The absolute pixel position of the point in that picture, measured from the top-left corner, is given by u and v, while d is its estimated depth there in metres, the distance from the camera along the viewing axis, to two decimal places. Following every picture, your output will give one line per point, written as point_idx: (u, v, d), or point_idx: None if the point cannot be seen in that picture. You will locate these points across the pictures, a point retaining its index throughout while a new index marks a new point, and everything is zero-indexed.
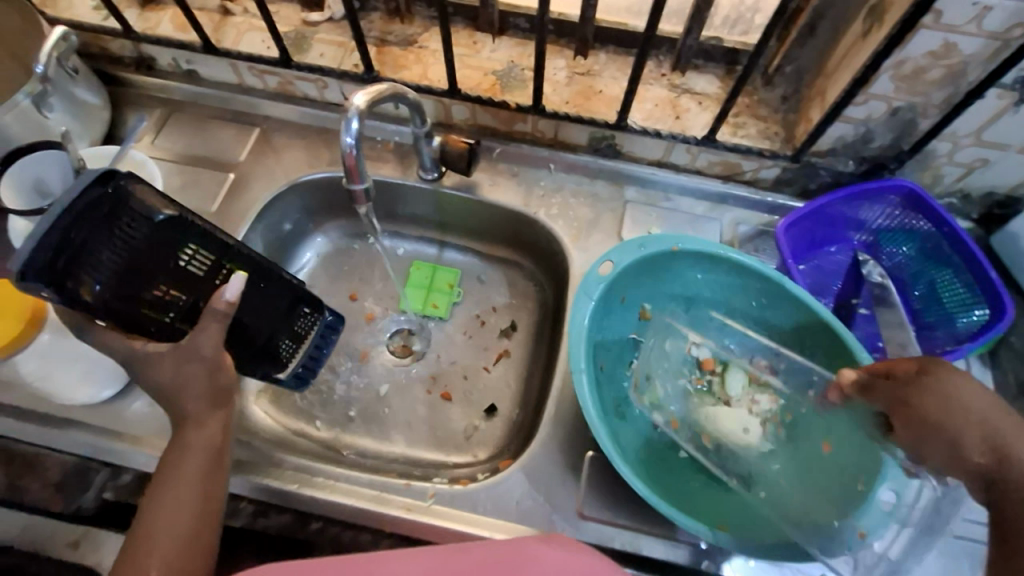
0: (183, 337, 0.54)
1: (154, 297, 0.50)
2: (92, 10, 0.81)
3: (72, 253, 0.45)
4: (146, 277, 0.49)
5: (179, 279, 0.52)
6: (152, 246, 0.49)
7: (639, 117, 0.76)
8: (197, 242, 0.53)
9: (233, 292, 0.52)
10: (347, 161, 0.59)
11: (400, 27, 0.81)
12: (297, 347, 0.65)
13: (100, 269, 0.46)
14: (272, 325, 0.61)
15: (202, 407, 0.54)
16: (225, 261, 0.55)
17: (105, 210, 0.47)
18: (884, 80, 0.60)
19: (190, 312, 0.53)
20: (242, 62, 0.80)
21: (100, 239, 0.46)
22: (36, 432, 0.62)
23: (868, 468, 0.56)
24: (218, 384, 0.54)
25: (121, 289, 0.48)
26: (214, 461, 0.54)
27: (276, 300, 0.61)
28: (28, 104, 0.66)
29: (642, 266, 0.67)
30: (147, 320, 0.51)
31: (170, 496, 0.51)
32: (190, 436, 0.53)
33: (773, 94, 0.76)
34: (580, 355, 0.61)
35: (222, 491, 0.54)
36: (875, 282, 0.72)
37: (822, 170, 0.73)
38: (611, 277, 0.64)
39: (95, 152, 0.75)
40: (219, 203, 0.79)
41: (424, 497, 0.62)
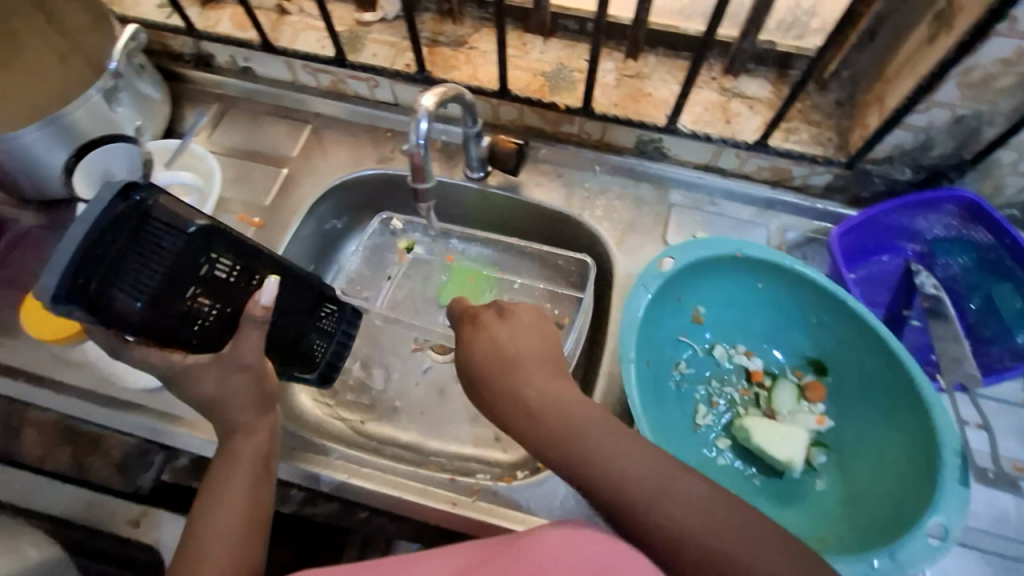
0: (224, 346, 0.53)
1: (189, 310, 0.50)
2: (157, 9, 0.84)
3: (105, 274, 0.45)
4: (181, 292, 0.48)
5: (212, 290, 0.50)
6: (183, 260, 0.48)
7: (688, 120, 0.75)
8: (225, 251, 0.51)
9: (269, 296, 0.51)
10: (414, 160, 0.60)
11: (451, 28, 0.82)
12: (326, 344, 0.66)
13: (136, 287, 0.46)
14: (303, 324, 0.62)
15: (253, 416, 0.55)
16: (255, 268, 0.54)
17: (133, 226, 0.45)
18: (950, 87, 0.59)
19: (228, 320, 0.53)
20: (298, 61, 0.82)
21: (132, 256, 0.45)
22: (100, 412, 0.65)
23: (917, 505, 0.55)
24: (266, 391, 0.55)
25: (160, 305, 0.47)
26: (262, 466, 0.55)
27: (305, 293, 0.61)
28: (99, 98, 0.68)
29: (703, 265, 0.68)
30: (186, 332, 0.50)
31: (220, 503, 0.52)
32: (239, 444, 0.55)
33: (826, 99, 0.75)
34: (632, 344, 0.62)
35: (269, 497, 0.54)
36: (927, 293, 0.70)
37: (877, 178, 0.72)
38: (670, 274, 0.66)
39: (161, 147, 0.79)
40: (272, 198, 0.81)
41: (467, 493, 0.63)
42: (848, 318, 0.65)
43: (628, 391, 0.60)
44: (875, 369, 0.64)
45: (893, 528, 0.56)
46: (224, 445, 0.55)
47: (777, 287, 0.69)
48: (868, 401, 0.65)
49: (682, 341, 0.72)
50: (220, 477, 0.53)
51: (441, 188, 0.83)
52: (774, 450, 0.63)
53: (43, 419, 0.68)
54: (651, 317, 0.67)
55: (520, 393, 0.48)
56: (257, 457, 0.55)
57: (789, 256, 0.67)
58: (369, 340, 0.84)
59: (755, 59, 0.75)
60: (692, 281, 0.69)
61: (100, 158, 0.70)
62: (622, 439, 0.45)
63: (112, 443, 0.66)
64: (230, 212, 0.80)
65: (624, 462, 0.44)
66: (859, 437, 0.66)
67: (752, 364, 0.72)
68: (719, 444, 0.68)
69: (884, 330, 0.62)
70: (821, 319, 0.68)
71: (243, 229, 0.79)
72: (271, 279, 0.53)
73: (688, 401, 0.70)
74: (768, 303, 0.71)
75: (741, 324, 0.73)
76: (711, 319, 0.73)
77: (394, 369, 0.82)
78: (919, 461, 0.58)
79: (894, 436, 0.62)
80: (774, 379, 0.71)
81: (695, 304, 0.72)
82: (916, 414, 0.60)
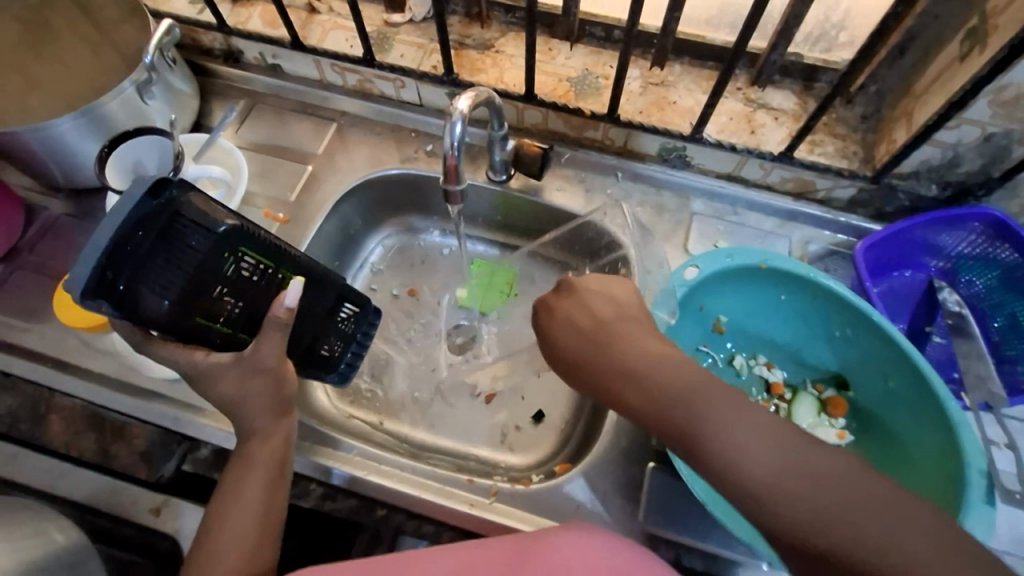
0: (246, 346, 0.54)
1: (213, 308, 0.49)
2: (188, 4, 0.85)
3: (133, 270, 0.44)
4: (206, 292, 0.48)
5: (235, 289, 0.50)
6: (209, 260, 0.47)
7: (713, 129, 0.75)
8: (249, 250, 0.50)
9: (292, 299, 0.51)
10: (448, 163, 0.61)
11: (479, 31, 0.83)
12: (343, 345, 0.67)
13: (163, 285, 0.45)
14: (321, 326, 0.62)
15: (269, 420, 0.56)
16: (276, 268, 0.53)
17: (163, 224, 0.45)
18: (981, 104, 0.58)
19: (250, 320, 0.53)
20: (327, 59, 0.82)
21: (160, 254, 0.45)
22: (125, 402, 0.66)
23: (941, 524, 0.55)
24: (281, 396, 0.55)
25: (185, 304, 0.47)
26: (276, 473, 0.56)
27: (322, 296, 0.60)
28: (132, 91, 0.69)
29: (726, 275, 0.68)
30: (211, 333, 0.50)
31: (232, 508, 0.53)
32: (253, 449, 0.56)
33: (852, 112, 0.74)
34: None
35: (282, 501, 0.55)
36: (950, 310, 0.71)
37: (902, 193, 0.72)
38: (694, 282, 0.66)
39: (193, 140, 0.80)
40: (297, 193, 0.82)
41: (485, 495, 0.64)
42: (871, 335, 0.65)
43: None
44: (899, 386, 0.64)
45: None
46: (241, 450, 0.56)
47: (800, 300, 0.69)
48: (892, 417, 0.66)
49: (702, 350, 0.72)
50: (234, 482, 0.54)
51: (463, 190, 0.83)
52: None
53: (67, 406, 0.70)
54: (675, 325, 0.67)
55: (607, 361, 0.49)
56: (272, 463, 0.55)
57: (814, 269, 0.67)
58: (387, 337, 0.85)
59: (781, 70, 0.75)
60: (714, 290, 0.70)
61: (131, 149, 0.70)
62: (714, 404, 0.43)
63: (136, 433, 0.68)
64: (256, 207, 0.81)
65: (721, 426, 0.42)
66: (882, 451, 0.66)
67: (772, 376, 0.72)
68: None
69: (909, 348, 0.61)
70: (845, 334, 0.68)
71: (269, 224, 0.80)
72: (294, 281, 0.53)
73: None
74: (791, 315, 0.71)
75: (762, 336, 0.74)
76: (732, 329, 0.74)
77: (413, 369, 0.83)
78: (944, 478, 0.57)
79: (919, 454, 0.62)
80: (794, 392, 0.72)
81: (716, 315, 0.72)
82: (941, 434, 0.59)
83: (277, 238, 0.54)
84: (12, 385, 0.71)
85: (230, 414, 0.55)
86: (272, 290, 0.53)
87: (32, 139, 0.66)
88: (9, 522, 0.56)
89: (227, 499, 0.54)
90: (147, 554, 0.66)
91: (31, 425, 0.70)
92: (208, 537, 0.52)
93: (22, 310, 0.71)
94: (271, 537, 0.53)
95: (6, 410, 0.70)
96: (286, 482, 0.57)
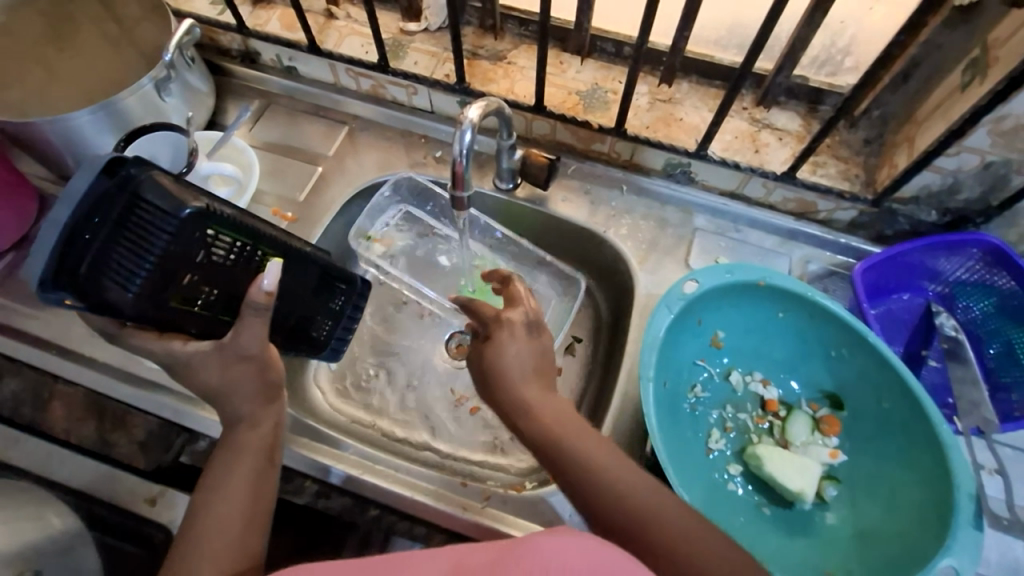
0: (225, 332, 0.55)
1: (187, 293, 0.50)
2: (209, 5, 0.87)
3: (93, 258, 0.45)
4: (176, 279, 0.48)
5: (210, 272, 0.51)
6: (177, 244, 0.47)
7: (718, 147, 0.77)
8: (223, 231, 0.50)
9: (271, 281, 0.51)
10: (455, 168, 0.61)
11: (492, 43, 0.84)
12: (333, 326, 0.68)
13: (127, 273, 0.46)
14: (310, 307, 0.63)
15: (256, 407, 0.56)
16: (253, 247, 0.54)
17: (120, 208, 0.45)
18: (981, 134, 0.60)
19: (229, 303, 0.54)
20: (341, 64, 0.84)
21: (120, 240, 0.45)
22: (128, 392, 0.68)
23: (935, 544, 0.56)
24: (267, 383, 0.56)
25: (154, 291, 0.47)
26: (264, 462, 0.56)
27: (306, 276, 0.61)
28: (151, 88, 0.71)
29: (728, 290, 0.69)
30: (187, 319, 0.51)
31: (220, 499, 0.53)
32: (244, 436, 0.56)
33: (855, 136, 0.75)
34: (651, 363, 0.63)
35: (270, 491, 0.56)
36: (948, 335, 0.71)
37: (902, 217, 0.73)
38: (693, 296, 0.67)
39: (207, 138, 0.82)
40: (306, 193, 0.84)
41: (478, 498, 0.65)
42: (868, 354, 0.66)
43: (646, 408, 0.61)
44: (893, 408, 0.65)
45: (911, 563, 0.56)
46: (231, 438, 0.57)
47: (799, 317, 0.70)
48: (883, 439, 0.66)
49: (699, 364, 0.73)
50: (222, 473, 0.55)
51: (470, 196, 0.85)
52: (785, 480, 0.64)
53: (70, 393, 0.71)
54: (672, 337, 0.68)
55: (523, 396, 0.56)
56: (260, 452, 0.56)
57: (811, 288, 0.68)
58: (387, 337, 0.86)
59: (787, 92, 0.76)
60: (712, 304, 0.70)
61: (148, 143, 0.67)
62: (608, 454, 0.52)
63: (136, 422, 0.69)
64: (265, 205, 0.83)
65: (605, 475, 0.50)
66: (872, 470, 0.66)
67: (768, 393, 0.72)
68: (730, 469, 0.68)
69: (903, 370, 0.63)
70: (841, 353, 0.69)
71: (277, 222, 0.81)
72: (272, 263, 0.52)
73: (701, 424, 0.71)
74: (788, 333, 0.72)
75: (759, 352, 0.74)
76: (729, 344, 0.74)
77: (413, 372, 0.83)
78: (933, 500, 0.59)
79: (910, 476, 0.62)
80: (789, 410, 0.71)
81: (715, 329, 0.72)
82: (932, 456, 0.60)
83: (253, 217, 0.55)
84: (16, 370, 0.72)
85: (229, 407, 0.56)
86: (250, 269, 0.54)
87: (50, 130, 0.67)
88: (6, 505, 0.57)
89: (215, 489, 0.54)
90: (141, 544, 0.66)
91: (31, 410, 0.71)
92: (197, 531, 0.51)
93: (30, 296, 0.72)
94: (259, 527, 0.54)
95: (10, 395, 0.71)
96: (275, 471, 0.57)
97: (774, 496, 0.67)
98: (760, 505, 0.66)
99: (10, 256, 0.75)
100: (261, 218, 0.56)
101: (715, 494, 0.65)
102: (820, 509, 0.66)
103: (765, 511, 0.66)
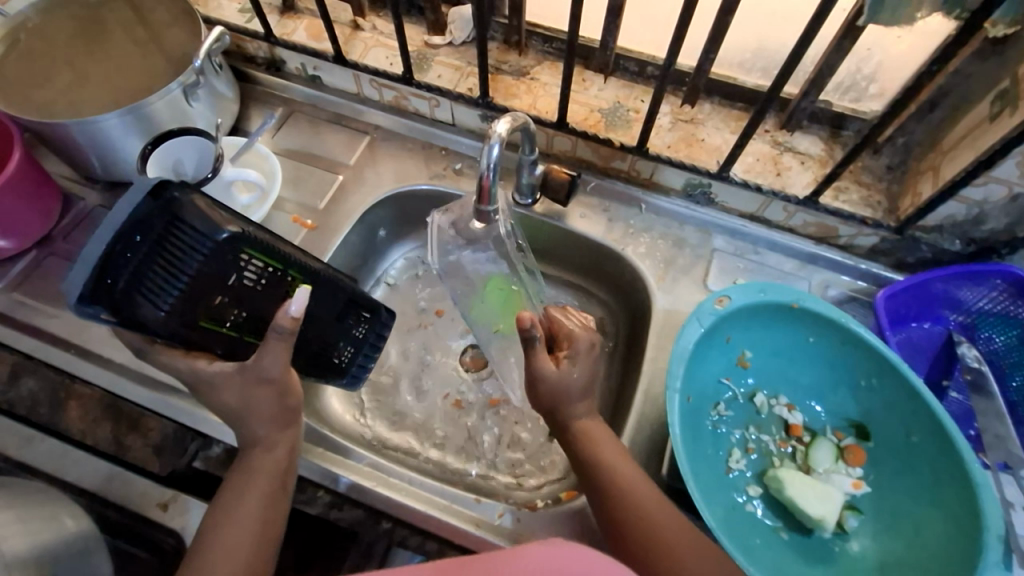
0: (248, 355, 0.55)
1: (215, 312, 0.50)
2: (238, 13, 0.88)
3: (130, 276, 0.45)
4: (207, 299, 0.49)
5: (239, 293, 0.51)
6: (210, 265, 0.48)
7: (740, 169, 0.76)
8: (255, 254, 0.51)
9: (298, 306, 0.50)
10: (482, 182, 0.62)
11: (515, 58, 0.85)
12: (355, 351, 0.68)
13: (159, 290, 0.46)
14: (332, 332, 0.63)
15: (273, 429, 0.57)
16: (284, 270, 0.54)
17: (161, 229, 0.45)
18: (1010, 165, 0.59)
19: (257, 325, 0.54)
20: (366, 74, 0.85)
21: (157, 260, 0.46)
22: (145, 395, 0.68)
23: None
24: (285, 405, 0.56)
25: (183, 310, 0.48)
26: (277, 485, 0.56)
27: (333, 301, 0.61)
28: (179, 93, 0.71)
29: (758, 310, 0.69)
30: (213, 341, 0.51)
31: (232, 519, 0.53)
32: (257, 458, 0.56)
33: (878, 162, 0.75)
34: (678, 375, 0.63)
35: (280, 515, 0.56)
36: (969, 366, 0.70)
37: (924, 245, 0.72)
38: (725, 312, 0.67)
39: (232, 143, 0.83)
40: (326, 201, 0.84)
41: (491, 516, 0.64)
42: (897, 385, 0.65)
43: (670, 417, 0.61)
44: (921, 442, 0.64)
45: None
46: (246, 455, 0.57)
47: (829, 341, 0.69)
48: (909, 473, 0.65)
49: (725, 382, 0.72)
50: (235, 490, 0.55)
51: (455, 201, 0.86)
52: (806, 505, 0.63)
53: (86, 394, 0.71)
54: (697, 354, 0.67)
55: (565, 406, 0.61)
56: (273, 473, 0.56)
57: (844, 314, 0.68)
58: (399, 349, 0.85)
59: (810, 116, 0.76)
60: (742, 323, 0.70)
61: (171, 148, 0.72)
62: (623, 460, 0.59)
63: (151, 426, 0.69)
64: (286, 212, 0.83)
65: (621, 479, 0.57)
66: (894, 503, 0.65)
67: (792, 417, 0.72)
68: (749, 490, 0.68)
69: (936, 404, 0.62)
70: (870, 383, 0.68)
71: (297, 230, 0.82)
72: (301, 288, 0.52)
73: (723, 442, 0.70)
74: (816, 358, 0.71)
75: (786, 376, 0.73)
76: (756, 365, 0.73)
77: (427, 383, 0.83)
78: (957, 537, 0.58)
79: (933, 513, 0.61)
80: (813, 436, 0.71)
81: (743, 349, 0.72)
82: (959, 492, 0.59)
83: (286, 243, 0.55)
84: (33, 368, 0.72)
85: (239, 419, 0.56)
86: (279, 292, 0.54)
87: (78, 132, 0.68)
88: (21, 505, 0.57)
89: (229, 507, 0.54)
90: (152, 550, 0.66)
91: (47, 410, 0.70)
92: (206, 540, 0.52)
93: (51, 294, 0.73)
94: (267, 551, 0.54)
95: (27, 394, 0.71)
96: (287, 493, 0.57)
97: (793, 520, 0.66)
98: (777, 530, 0.65)
99: (31, 253, 0.76)
100: (292, 243, 0.56)
101: (732, 515, 0.64)
102: (841, 538, 0.65)
103: (781, 536, 0.65)
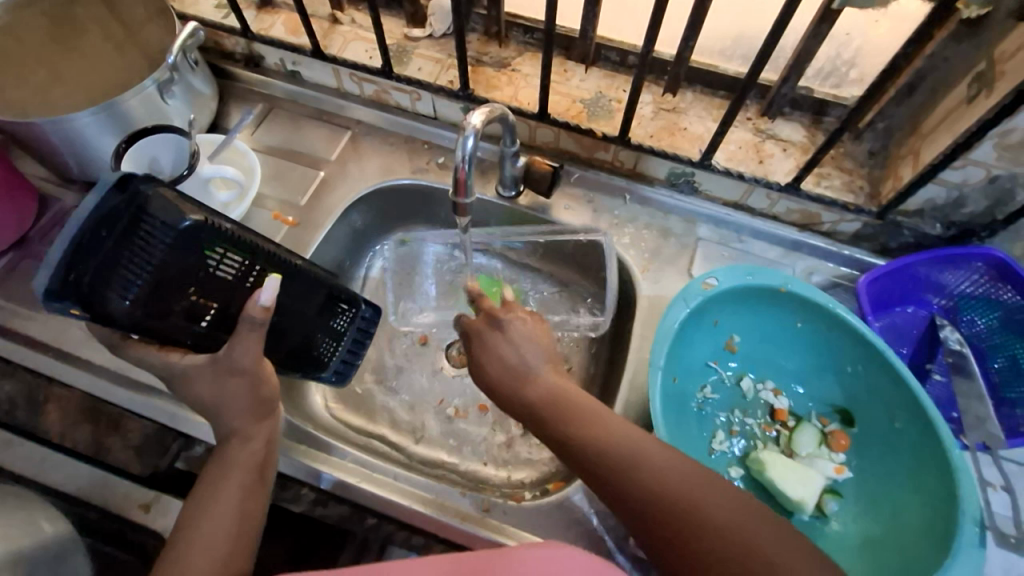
0: (220, 347, 0.54)
1: (184, 304, 0.49)
2: (214, 9, 0.87)
3: (97, 269, 0.44)
4: (175, 290, 0.48)
5: (209, 284, 0.50)
6: (175, 255, 0.47)
7: (722, 157, 0.76)
8: (225, 246, 0.51)
9: (268, 297, 0.49)
10: (458, 175, 0.62)
11: (497, 49, 0.84)
12: (335, 346, 0.67)
13: (126, 283, 0.45)
14: (311, 326, 0.62)
15: (248, 421, 0.56)
16: (258, 263, 0.54)
17: (127, 221, 0.45)
18: (987, 147, 0.59)
19: (225, 319, 0.53)
20: (345, 69, 0.84)
21: (124, 253, 0.45)
22: (124, 395, 0.67)
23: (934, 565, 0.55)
24: (259, 401, 0.55)
25: (150, 302, 0.47)
26: (255, 479, 0.55)
27: (313, 295, 0.61)
28: (153, 90, 0.70)
29: (745, 292, 0.69)
30: (182, 334, 0.51)
31: (209, 512, 0.52)
32: (234, 451, 0.55)
33: (860, 147, 0.75)
34: (662, 352, 0.63)
35: (259, 508, 0.55)
36: (951, 348, 0.71)
37: (906, 230, 0.72)
38: (711, 293, 0.67)
39: (208, 140, 0.82)
40: (308, 198, 0.83)
41: (475, 508, 0.64)
42: (882, 372, 0.65)
43: (652, 398, 0.61)
44: (905, 428, 0.64)
45: None
46: (222, 451, 0.56)
47: (816, 327, 0.69)
48: (893, 459, 0.65)
49: (711, 365, 0.73)
50: (210, 485, 0.54)
51: (437, 194, 0.86)
52: (787, 488, 0.63)
53: (65, 395, 0.70)
54: (685, 334, 0.68)
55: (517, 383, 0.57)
56: (249, 467, 0.55)
57: (833, 299, 0.67)
58: (382, 347, 0.85)
59: (791, 103, 0.76)
60: (730, 306, 0.70)
61: (149, 145, 0.69)
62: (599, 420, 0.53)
63: (132, 428, 0.69)
64: (266, 210, 0.82)
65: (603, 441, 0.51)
66: (875, 488, 0.66)
67: (778, 402, 0.72)
68: (731, 471, 0.68)
69: (920, 391, 0.62)
70: (856, 369, 0.68)
71: (278, 227, 0.81)
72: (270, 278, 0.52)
73: (708, 424, 0.70)
74: (802, 343, 0.71)
75: (772, 360, 0.73)
76: (743, 349, 0.73)
77: (413, 380, 0.83)
78: (934, 520, 0.58)
79: (913, 498, 0.62)
80: (798, 421, 0.71)
81: (730, 332, 0.72)
82: (939, 476, 0.59)
83: (261, 237, 0.55)
84: (12, 372, 0.71)
85: (212, 415, 0.55)
86: (255, 286, 0.54)
87: (51, 131, 0.67)
88: None
89: (206, 502, 0.53)
90: (136, 551, 0.66)
91: (26, 413, 0.70)
92: (183, 536, 0.51)
93: (23, 296, 0.72)
94: (246, 547, 0.53)
95: (6, 397, 0.70)
96: (264, 487, 0.57)
97: (773, 502, 0.66)
98: None
99: (7, 255, 0.74)
100: (262, 235, 0.56)
101: None
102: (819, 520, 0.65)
103: None
